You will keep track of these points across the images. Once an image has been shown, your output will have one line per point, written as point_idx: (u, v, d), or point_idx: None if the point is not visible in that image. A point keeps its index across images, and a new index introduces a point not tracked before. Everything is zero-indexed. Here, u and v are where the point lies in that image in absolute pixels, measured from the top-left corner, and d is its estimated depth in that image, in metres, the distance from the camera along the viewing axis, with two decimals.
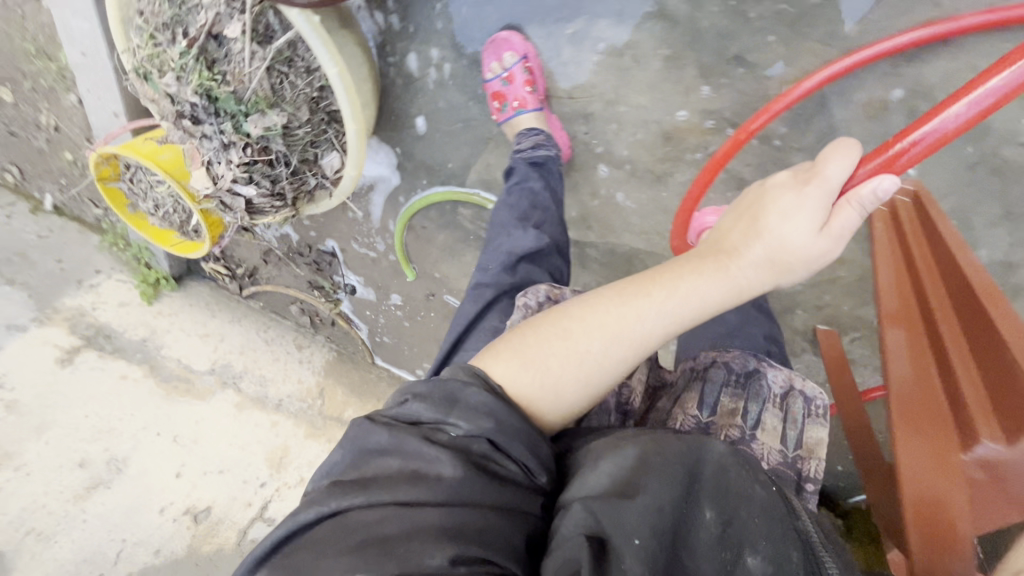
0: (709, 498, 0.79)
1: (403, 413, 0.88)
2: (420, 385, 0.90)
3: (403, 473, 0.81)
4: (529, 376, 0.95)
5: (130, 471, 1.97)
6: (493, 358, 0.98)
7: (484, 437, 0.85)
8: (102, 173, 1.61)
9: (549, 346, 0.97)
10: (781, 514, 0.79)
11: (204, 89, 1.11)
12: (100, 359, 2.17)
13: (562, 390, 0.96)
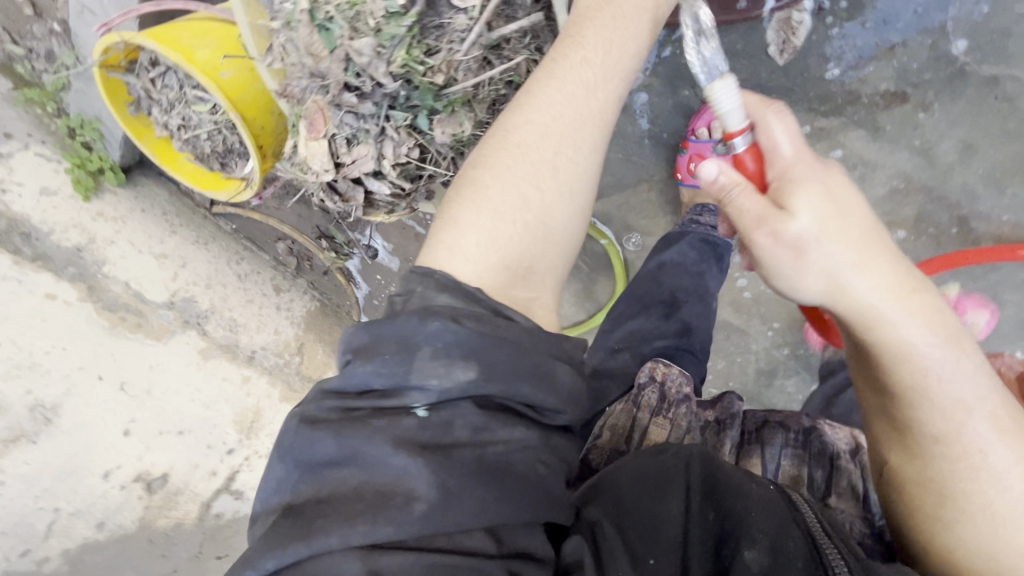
0: (704, 497, 0.84)
1: (352, 389, 0.78)
2: (360, 337, 0.80)
3: (362, 497, 0.72)
4: (505, 227, 0.86)
5: (64, 423, 1.61)
6: (456, 234, 0.87)
7: (472, 401, 0.77)
8: (109, 58, 1.12)
9: (506, 186, 0.87)
10: (777, 505, 0.83)
11: (404, 71, 0.86)
12: (17, 268, 1.65)
13: (551, 214, 0.89)
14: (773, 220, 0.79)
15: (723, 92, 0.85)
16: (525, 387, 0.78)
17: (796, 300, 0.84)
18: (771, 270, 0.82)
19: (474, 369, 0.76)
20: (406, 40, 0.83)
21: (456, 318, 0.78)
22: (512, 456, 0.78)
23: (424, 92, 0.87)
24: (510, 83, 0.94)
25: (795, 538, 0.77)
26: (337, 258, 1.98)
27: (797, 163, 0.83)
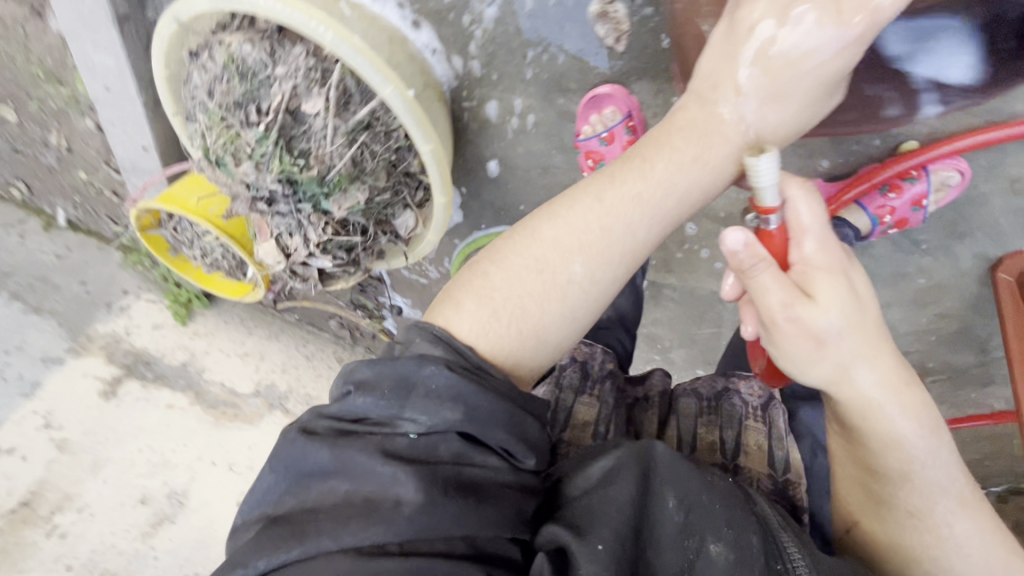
0: (670, 484, 0.83)
1: (348, 413, 0.80)
2: (364, 373, 0.81)
3: (354, 503, 0.73)
4: (499, 324, 0.88)
5: (191, 504, 1.98)
6: (458, 312, 0.89)
7: (455, 432, 0.78)
8: (142, 223, 1.48)
9: (518, 282, 0.91)
10: (737, 501, 0.86)
11: (285, 174, 1.02)
12: (144, 390, 2.12)
13: (544, 330, 0.91)
14: (798, 309, 0.77)
15: (762, 169, 0.77)
16: (496, 429, 0.80)
17: (806, 375, 0.83)
18: (786, 347, 0.80)
19: (458, 409, 0.78)
20: (276, 150, 1.00)
21: (448, 366, 0.80)
22: (486, 481, 0.79)
23: (308, 184, 1.03)
24: (389, 148, 1.07)
25: (756, 532, 0.81)
26: (377, 322, 2.23)
27: (817, 258, 0.81)
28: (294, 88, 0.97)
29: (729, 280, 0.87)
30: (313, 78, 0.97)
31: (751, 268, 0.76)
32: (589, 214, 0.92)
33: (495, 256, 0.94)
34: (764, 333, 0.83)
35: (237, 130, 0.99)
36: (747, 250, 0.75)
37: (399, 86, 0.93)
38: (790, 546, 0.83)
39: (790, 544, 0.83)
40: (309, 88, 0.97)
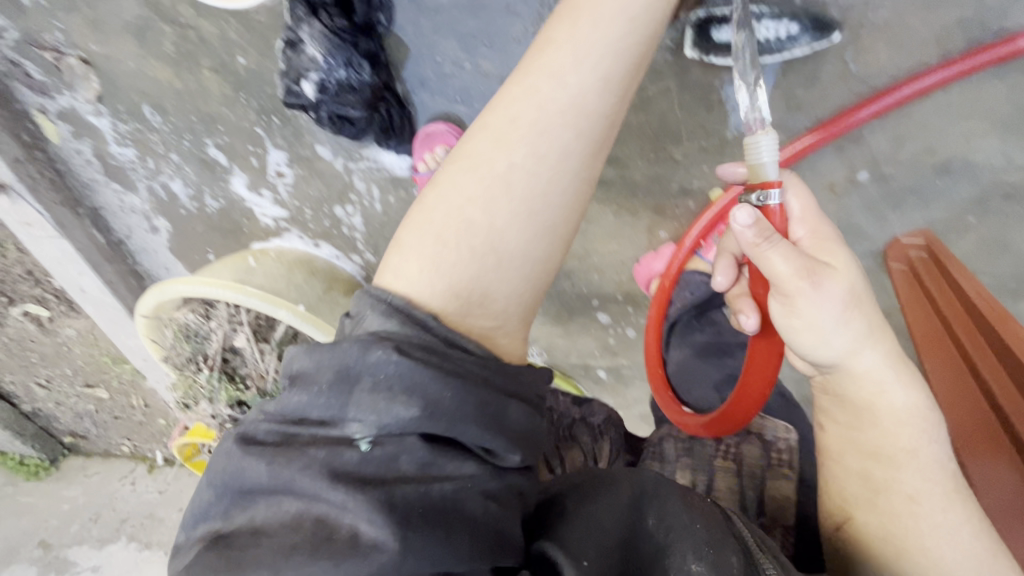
0: (661, 502, 0.54)
1: (286, 408, 0.51)
2: (303, 360, 0.52)
3: (300, 529, 0.45)
4: (445, 258, 0.58)
5: None
6: (400, 253, 0.60)
7: (419, 435, 0.49)
8: (187, 454, 1.77)
9: (460, 192, 0.60)
10: (715, 517, 0.54)
11: (235, 398, 1.30)
12: None
13: (511, 239, 0.59)
14: (823, 279, 0.56)
15: (764, 147, 0.57)
16: (475, 426, 0.50)
17: (828, 355, 0.59)
18: (816, 322, 0.57)
19: (422, 404, 0.48)
20: (224, 383, 1.28)
21: (399, 344, 0.51)
22: (465, 497, 0.49)
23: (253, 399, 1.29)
24: None
25: (736, 553, 0.49)
26: None
27: (816, 236, 0.62)
28: (224, 333, 1.26)
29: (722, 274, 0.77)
30: (237, 321, 1.26)
31: (766, 244, 0.55)
32: (516, 94, 0.62)
33: (435, 170, 0.64)
34: (777, 303, 0.58)
35: (193, 377, 1.29)
36: (755, 227, 0.55)
37: (291, 307, 1.12)
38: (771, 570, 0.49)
39: (770, 569, 0.50)
40: (234, 330, 1.25)
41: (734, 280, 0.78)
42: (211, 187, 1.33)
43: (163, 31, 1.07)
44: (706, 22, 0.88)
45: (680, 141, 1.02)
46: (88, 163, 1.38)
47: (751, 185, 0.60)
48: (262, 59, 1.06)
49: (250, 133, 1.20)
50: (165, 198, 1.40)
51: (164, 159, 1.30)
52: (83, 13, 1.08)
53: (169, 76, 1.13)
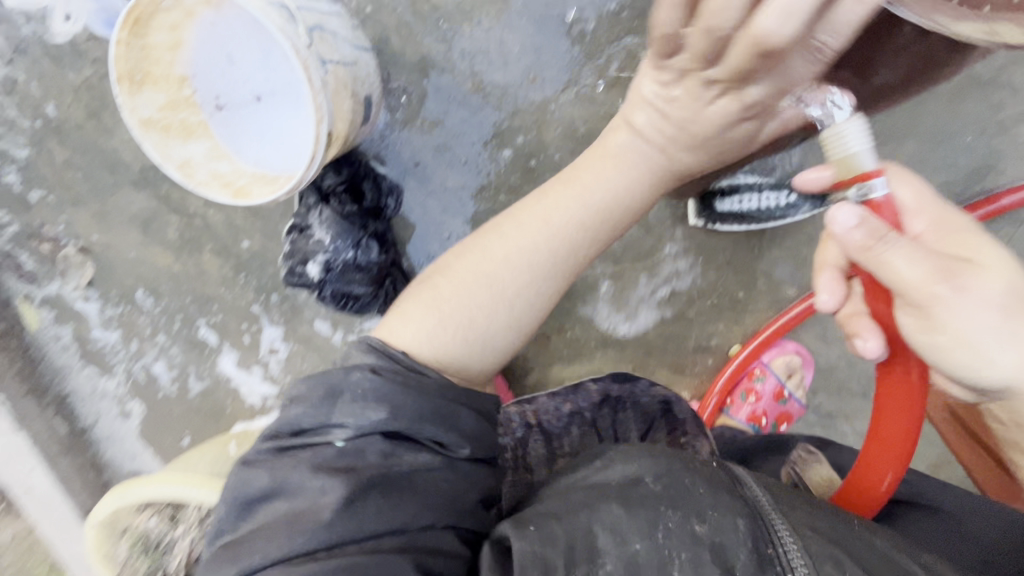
0: (653, 462, 0.53)
1: (280, 424, 0.55)
2: (297, 386, 0.56)
3: (278, 524, 0.48)
4: (440, 335, 0.64)
5: None
6: (403, 318, 0.66)
7: (384, 432, 0.52)
8: None
9: (466, 288, 0.66)
10: (726, 484, 0.51)
11: None
12: None
13: (494, 334, 0.67)
14: (964, 280, 0.44)
15: (852, 134, 0.43)
16: (430, 423, 0.53)
17: (993, 375, 0.47)
18: (964, 335, 0.45)
19: (388, 407, 0.52)
20: None
21: (376, 365, 0.56)
22: (429, 479, 0.52)
23: None
24: None
25: (741, 515, 0.47)
26: None
27: (940, 229, 0.50)
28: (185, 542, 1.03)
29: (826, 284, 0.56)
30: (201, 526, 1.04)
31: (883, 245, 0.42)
32: (537, 223, 0.68)
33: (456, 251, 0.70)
34: (907, 319, 0.46)
35: None
36: (863, 226, 0.43)
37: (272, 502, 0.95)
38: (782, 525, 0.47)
39: (781, 522, 0.48)
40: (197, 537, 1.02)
41: (847, 300, 0.56)
42: (196, 366, 1.25)
43: (169, 220, 1.07)
44: (711, 193, 0.88)
45: (692, 301, 1.00)
46: (65, 347, 1.29)
47: (839, 182, 0.45)
48: (267, 241, 1.06)
49: (246, 310, 1.15)
50: (143, 380, 1.30)
51: (150, 340, 1.23)
52: (91, 208, 1.07)
53: (169, 260, 1.11)
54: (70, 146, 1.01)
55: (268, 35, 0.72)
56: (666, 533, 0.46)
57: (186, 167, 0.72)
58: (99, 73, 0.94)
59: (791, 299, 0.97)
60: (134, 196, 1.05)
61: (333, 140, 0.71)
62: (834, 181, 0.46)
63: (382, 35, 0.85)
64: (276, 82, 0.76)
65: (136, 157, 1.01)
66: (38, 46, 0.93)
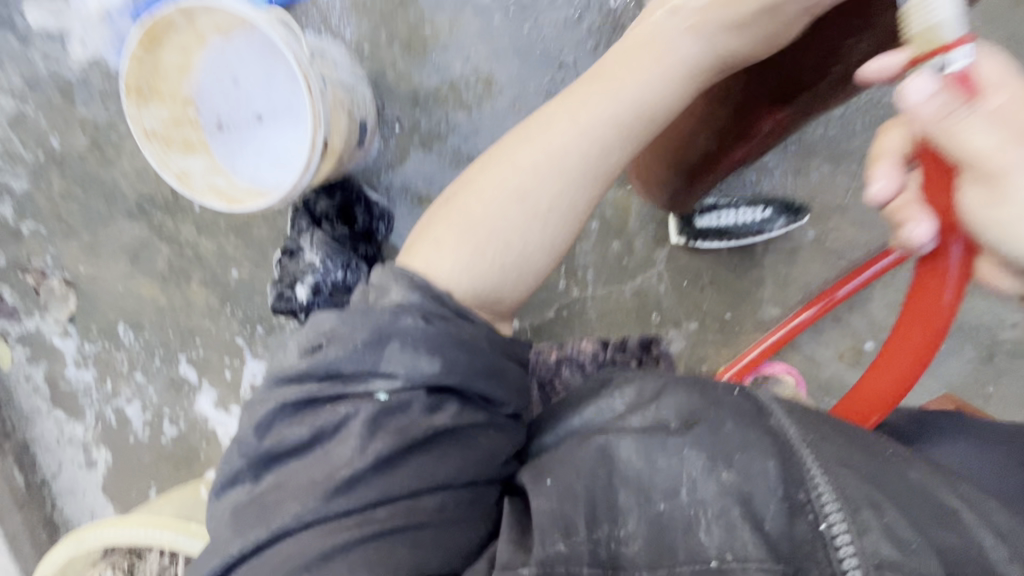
0: (690, 411, 0.53)
1: (314, 368, 0.52)
2: (333, 324, 0.53)
3: (317, 478, 0.49)
4: (474, 262, 0.58)
5: None
6: (431, 241, 0.59)
7: (428, 387, 0.53)
8: None
9: (494, 210, 0.58)
10: (756, 422, 0.51)
11: None
12: None
13: (528, 261, 0.59)
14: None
15: (937, 2, 0.36)
16: (480, 379, 0.54)
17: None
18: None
19: (443, 361, 0.52)
20: None
21: (428, 312, 0.53)
22: (468, 431, 0.54)
23: None
24: None
25: (771, 457, 0.48)
26: None
27: None
28: None
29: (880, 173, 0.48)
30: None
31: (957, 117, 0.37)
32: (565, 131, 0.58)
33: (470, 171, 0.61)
34: (977, 191, 0.42)
35: None
36: (937, 100, 0.38)
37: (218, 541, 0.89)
38: (813, 461, 0.47)
39: (812, 459, 0.48)
40: None
41: (905, 185, 0.49)
42: (172, 407, 1.20)
43: (159, 250, 1.07)
44: (689, 213, 0.93)
45: (679, 322, 1.00)
46: (36, 389, 1.24)
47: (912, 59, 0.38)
48: (256, 269, 1.06)
49: (229, 344, 1.13)
50: (114, 424, 1.23)
51: (126, 378, 1.19)
52: (82, 239, 1.08)
53: (155, 291, 1.11)
54: (69, 178, 1.04)
55: (273, 61, 0.78)
56: (692, 487, 0.48)
57: (184, 178, 0.74)
58: (105, 107, 0.99)
59: (776, 319, 0.98)
60: (127, 226, 1.06)
61: (328, 153, 0.75)
62: (908, 59, 0.39)
63: (377, 68, 0.91)
64: (276, 104, 0.80)
65: (132, 187, 1.03)
66: (49, 83, 0.98)
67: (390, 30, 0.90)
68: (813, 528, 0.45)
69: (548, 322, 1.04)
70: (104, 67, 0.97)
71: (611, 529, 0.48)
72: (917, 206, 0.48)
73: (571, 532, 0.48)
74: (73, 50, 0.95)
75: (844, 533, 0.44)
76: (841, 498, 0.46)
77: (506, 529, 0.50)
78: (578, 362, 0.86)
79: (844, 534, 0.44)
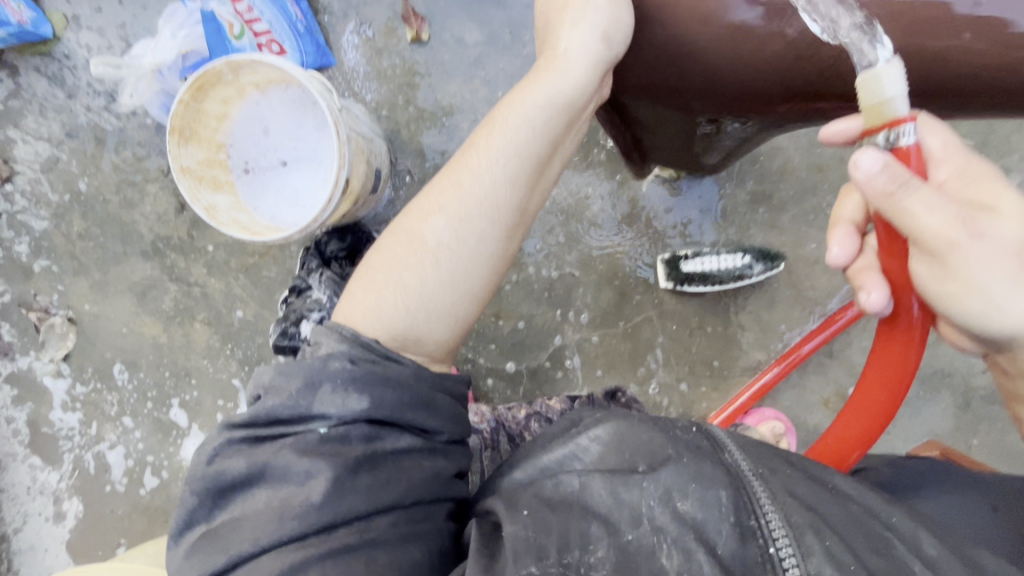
0: (638, 450, 0.59)
1: (258, 415, 0.57)
2: (272, 375, 0.58)
3: (267, 507, 0.53)
4: (387, 308, 0.62)
5: None
6: (355, 299, 0.64)
7: (365, 420, 0.56)
8: None
9: (393, 255, 0.64)
10: (707, 453, 0.58)
11: None
12: None
13: (434, 302, 0.62)
14: (987, 230, 0.49)
15: (889, 80, 0.45)
16: (411, 409, 0.58)
17: (1004, 324, 0.52)
18: (977, 284, 0.49)
19: (371, 396, 0.56)
20: None
21: (355, 354, 0.59)
22: (412, 457, 0.58)
23: None
24: None
25: (723, 487, 0.54)
26: None
27: (965, 177, 0.53)
28: None
29: (835, 241, 0.62)
30: None
31: (905, 190, 0.46)
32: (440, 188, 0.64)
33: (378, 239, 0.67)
34: (924, 264, 0.51)
35: None
36: (886, 171, 0.46)
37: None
38: (761, 491, 0.53)
39: (761, 488, 0.54)
40: None
41: (860, 253, 0.62)
42: (155, 454, 1.15)
43: (167, 289, 1.11)
44: (676, 258, 1.01)
45: (670, 365, 1.04)
46: (15, 433, 1.19)
47: (869, 127, 0.48)
48: (261, 309, 1.10)
49: (224, 385, 1.12)
50: (92, 472, 1.18)
51: (113, 422, 1.16)
52: (92, 278, 1.12)
53: (157, 330, 1.12)
54: (90, 219, 1.10)
55: (303, 113, 0.86)
56: (653, 515, 0.54)
57: (211, 211, 0.81)
58: (136, 154, 1.07)
59: (762, 362, 1.03)
60: (140, 265, 1.11)
61: (347, 193, 0.83)
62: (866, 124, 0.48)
63: (392, 126, 1.01)
64: (301, 150, 0.88)
65: (150, 229, 1.09)
66: (87, 132, 1.07)
67: (407, 93, 1.01)
68: (763, 551, 0.51)
69: (542, 366, 1.07)
70: (141, 119, 1.06)
71: (583, 555, 0.53)
72: (872, 276, 0.59)
73: (542, 557, 0.53)
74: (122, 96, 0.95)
75: (792, 555, 0.50)
76: (787, 525, 0.52)
77: (471, 553, 0.55)
78: (546, 415, 0.91)
79: (791, 558, 0.50)
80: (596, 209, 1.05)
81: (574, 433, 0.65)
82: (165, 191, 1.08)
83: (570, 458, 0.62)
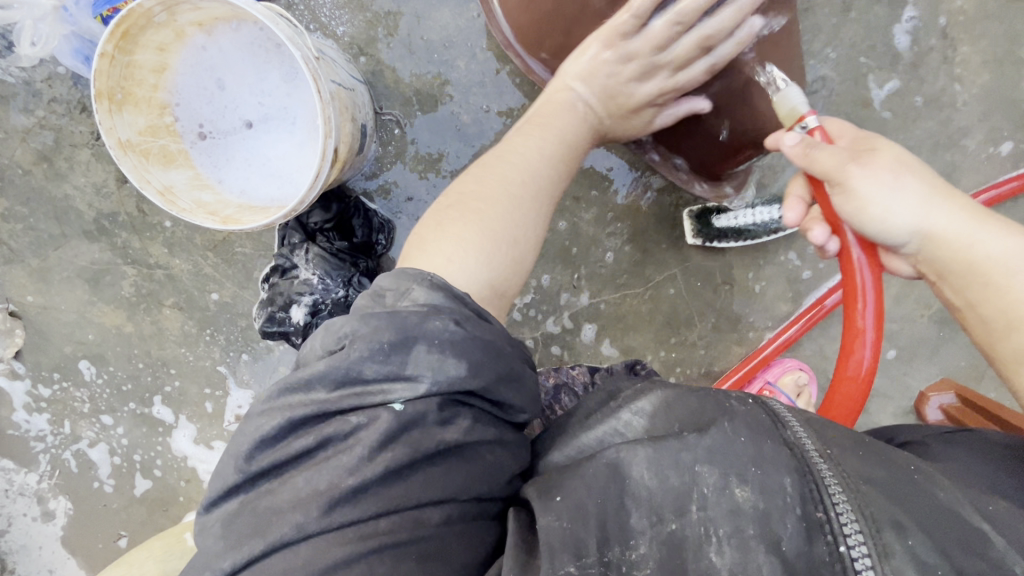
0: (678, 419, 0.49)
1: (335, 370, 0.46)
2: (358, 324, 0.47)
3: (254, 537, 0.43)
4: (481, 243, 0.56)
5: None
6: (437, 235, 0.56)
7: (444, 398, 0.46)
8: None
9: (483, 195, 0.59)
10: (768, 430, 0.45)
11: None
12: None
13: (518, 243, 0.59)
14: (870, 157, 0.53)
15: (793, 94, 0.56)
16: (501, 386, 0.49)
17: (900, 225, 0.53)
18: (875, 200, 0.53)
19: (470, 364, 0.46)
20: None
21: (458, 315, 0.48)
22: (472, 447, 0.48)
23: None
24: None
25: (788, 473, 0.41)
26: None
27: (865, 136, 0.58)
28: None
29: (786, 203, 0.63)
30: None
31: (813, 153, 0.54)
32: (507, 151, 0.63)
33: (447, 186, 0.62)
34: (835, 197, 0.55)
35: None
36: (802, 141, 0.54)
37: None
38: (829, 474, 0.41)
39: (826, 470, 0.42)
40: None
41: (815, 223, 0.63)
42: (144, 450, 1.05)
43: (125, 272, 0.96)
44: (706, 213, 0.92)
45: (693, 324, 0.98)
46: None
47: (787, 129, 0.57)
48: (240, 289, 0.96)
49: (210, 373, 1.01)
50: (74, 471, 1.07)
51: (88, 419, 1.04)
52: (30, 265, 0.96)
53: (120, 320, 0.99)
54: (11, 196, 0.92)
55: (265, 59, 0.70)
56: (703, 505, 0.42)
57: (168, 193, 0.66)
58: (53, 113, 0.88)
59: (787, 314, 0.98)
60: (85, 248, 0.95)
61: (336, 161, 0.68)
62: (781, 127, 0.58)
63: (373, 68, 0.85)
64: (267, 107, 0.72)
65: (89, 204, 0.92)
66: None
67: (386, 25, 0.83)
68: (833, 551, 0.38)
69: (557, 329, 0.99)
70: (51, 68, 0.86)
71: (622, 552, 0.42)
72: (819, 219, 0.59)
73: (581, 554, 0.42)
74: (22, 45, 0.79)
75: (868, 559, 0.37)
76: (862, 519, 0.39)
77: (510, 543, 0.45)
78: (573, 388, 0.84)
79: (866, 559, 0.37)
80: (613, 155, 0.92)
81: (614, 408, 0.55)
82: (98, 158, 0.90)
83: (609, 437, 0.52)
